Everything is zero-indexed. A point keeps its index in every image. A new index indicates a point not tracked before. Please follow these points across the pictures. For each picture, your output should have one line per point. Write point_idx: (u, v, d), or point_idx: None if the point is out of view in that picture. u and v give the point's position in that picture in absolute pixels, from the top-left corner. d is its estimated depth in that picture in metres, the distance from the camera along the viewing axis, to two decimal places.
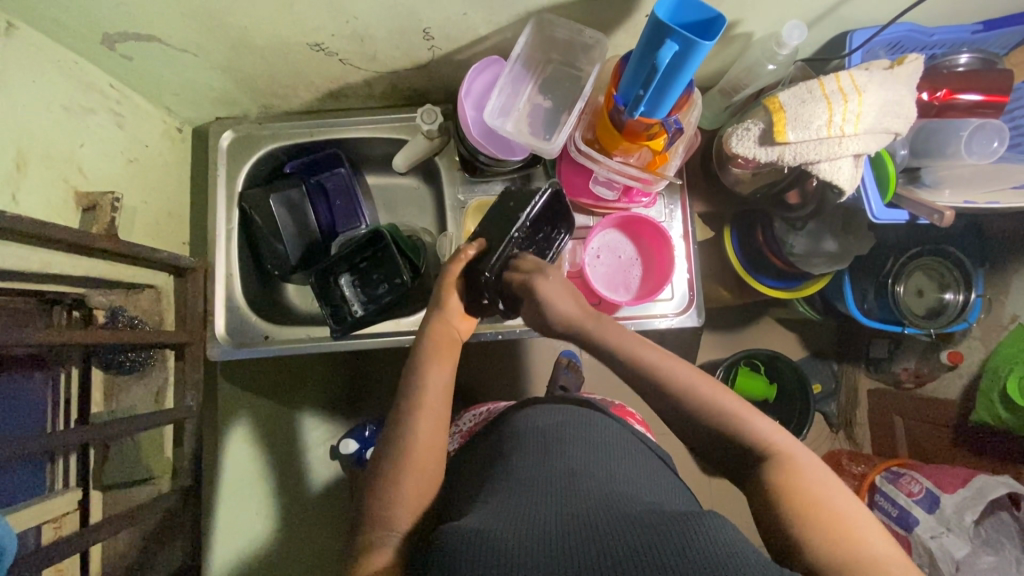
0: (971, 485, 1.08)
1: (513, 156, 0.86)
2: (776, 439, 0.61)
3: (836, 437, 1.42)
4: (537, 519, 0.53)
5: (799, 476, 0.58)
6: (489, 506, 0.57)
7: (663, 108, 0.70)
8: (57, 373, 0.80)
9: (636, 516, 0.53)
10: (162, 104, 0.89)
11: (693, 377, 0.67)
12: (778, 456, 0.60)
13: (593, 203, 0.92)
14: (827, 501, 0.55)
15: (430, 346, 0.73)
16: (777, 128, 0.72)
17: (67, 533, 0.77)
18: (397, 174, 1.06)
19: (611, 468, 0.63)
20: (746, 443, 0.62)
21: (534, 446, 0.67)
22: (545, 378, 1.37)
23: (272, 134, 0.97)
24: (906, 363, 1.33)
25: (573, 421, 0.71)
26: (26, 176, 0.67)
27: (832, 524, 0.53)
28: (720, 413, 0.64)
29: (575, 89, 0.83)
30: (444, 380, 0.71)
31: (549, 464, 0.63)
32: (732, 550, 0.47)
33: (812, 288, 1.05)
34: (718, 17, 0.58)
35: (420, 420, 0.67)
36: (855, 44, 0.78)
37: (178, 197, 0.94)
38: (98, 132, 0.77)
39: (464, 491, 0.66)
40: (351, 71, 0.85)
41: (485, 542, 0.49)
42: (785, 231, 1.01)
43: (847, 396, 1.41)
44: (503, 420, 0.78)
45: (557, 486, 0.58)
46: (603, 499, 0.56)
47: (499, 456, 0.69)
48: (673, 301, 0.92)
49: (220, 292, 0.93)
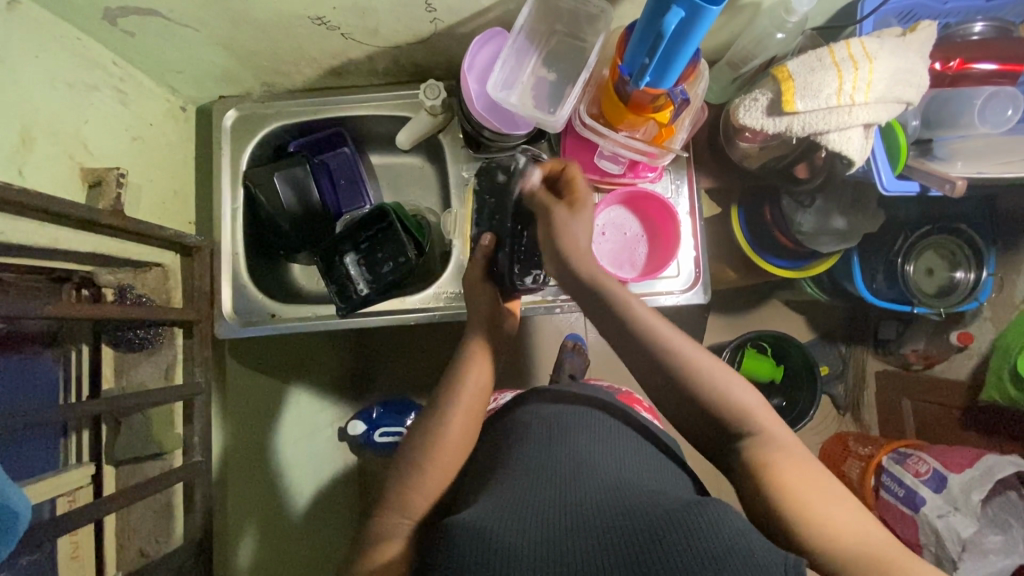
0: (978, 465, 1.07)
1: (517, 130, 0.85)
2: (786, 438, 0.61)
3: (843, 419, 1.43)
4: (543, 510, 0.53)
5: (810, 475, 0.57)
6: (494, 497, 0.57)
7: (669, 78, 0.69)
8: (67, 352, 0.82)
9: (642, 504, 0.53)
10: (165, 81, 0.89)
11: (717, 374, 0.64)
12: (789, 455, 0.60)
13: (598, 177, 0.90)
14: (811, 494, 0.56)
15: (473, 345, 0.76)
16: (786, 97, 0.70)
17: (81, 505, 0.79)
18: (402, 152, 1.06)
19: (618, 457, 0.63)
20: (738, 429, 0.63)
21: (538, 435, 0.67)
22: (550, 360, 1.38)
23: (275, 112, 0.96)
24: (915, 345, 1.33)
25: (584, 410, 0.71)
26: (30, 151, 0.66)
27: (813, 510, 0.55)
28: (734, 409, 0.63)
29: (580, 61, 0.81)
30: (483, 375, 0.74)
31: (553, 454, 0.62)
32: (740, 541, 0.47)
33: (821, 265, 1.05)
34: None
35: (447, 414, 0.70)
36: (867, 10, 0.76)
37: (183, 177, 0.94)
38: (101, 109, 0.77)
39: (476, 475, 0.67)
40: (354, 47, 0.85)
41: (489, 539, 0.49)
42: (794, 207, 0.99)
43: (855, 376, 1.41)
44: (515, 406, 0.78)
45: (563, 475, 0.58)
46: (610, 489, 0.56)
47: (507, 442, 0.69)
48: (678, 279, 0.91)
49: (226, 270, 0.93)
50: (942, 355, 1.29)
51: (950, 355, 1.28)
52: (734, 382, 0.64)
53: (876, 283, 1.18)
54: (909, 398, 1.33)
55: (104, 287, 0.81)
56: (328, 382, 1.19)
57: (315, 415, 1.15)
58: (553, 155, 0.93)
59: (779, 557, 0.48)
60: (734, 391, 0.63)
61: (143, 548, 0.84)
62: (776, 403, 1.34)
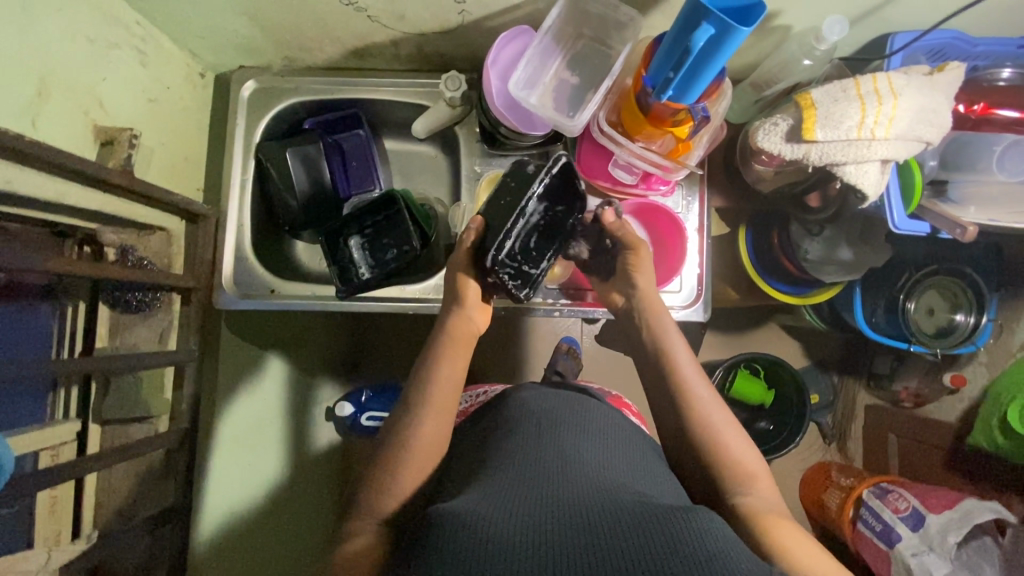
0: (958, 507, 1.07)
1: (533, 130, 0.83)
2: (762, 483, 0.65)
3: (828, 447, 1.42)
4: (532, 505, 0.54)
5: (778, 520, 0.61)
6: (482, 488, 0.57)
7: (692, 94, 0.69)
8: (63, 306, 0.83)
9: (629, 505, 0.53)
10: (186, 47, 0.88)
11: (713, 411, 0.70)
12: (762, 497, 0.64)
13: (610, 186, 0.89)
14: (797, 540, 0.58)
15: (446, 341, 0.76)
16: (806, 125, 0.69)
17: (63, 460, 0.79)
18: (416, 141, 1.06)
19: (604, 458, 0.63)
20: (734, 476, 0.65)
21: (528, 429, 0.66)
22: (543, 362, 1.38)
23: (294, 88, 0.96)
24: (908, 381, 1.32)
25: (573, 411, 0.71)
26: (47, 103, 0.65)
27: (794, 555, 0.56)
28: (719, 446, 0.68)
29: (604, 67, 0.80)
30: (455, 375, 0.73)
31: (542, 449, 0.62)
32: (721, 546, 0.49)
33: (825, 294, 1.04)
34: (758, 5, 0.59)
35: (424, 418, 0.69)
36: (897, 45, 0.77)
37: (195, 143, 0.93)
38: (121, 68, 0.76)
39: (459, 464, 0.67)
40: (379, 30, 0.84)
41: (479, 529, 0.49)
42: (801, 235, 1.00)
43: (844, 408, 1.41)
44: (501, 399, 0.78)
45: (551, 471, 0.58)
46: (597, 488, 0.56)
47: (490, 437, 0.69)
48: (680, 294, 0.91)
49: (230, 240, 0.93)
50: (933, 396, 1.29)
51: (940, 397, 1.30)
52: (729, 422, 0.69)
53: (874, 317, 1.18)
54: (896, 434, 1.34)
55: (106, 245, 0.81)
56: (321, 359, 1.20)
57: (308, 392, 1.16)
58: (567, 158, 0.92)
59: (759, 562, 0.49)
60: (731, 440, 0.68)
61: (121, 509, 0.85)
62: (763, 426, 1.35)
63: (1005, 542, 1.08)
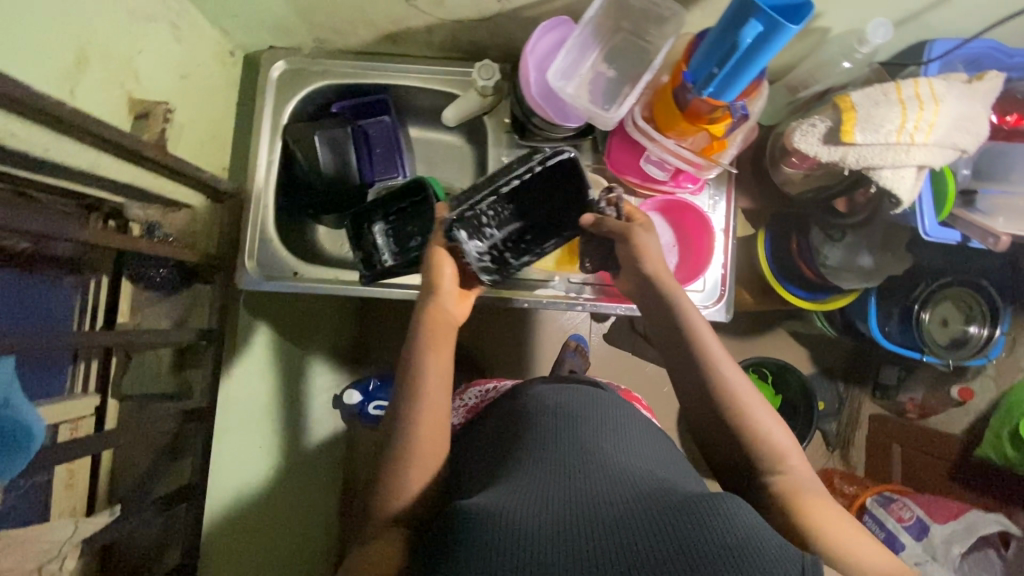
0: (963, 518, 1.09)
1: (567, 122, 0.83)
2: (792, 459, 0.65)
3: (831, 455, 1.43)
4: (557, 497, 0.53)
5: (810, 496, 0.62)
6: (506, 483, 0.57)
7: (733, 92, 0.69)
8: (87, 280, 0.81)
9: (654, 496, 0.53)
10: (219, 24, 0.87)
11: (741, 389, 0.68)
12: (793, 474, 0.64)
13: (640, 181, 0.89)
14: (832, 519, 0.60)
15: (426, 333, 0.72)
16: (845, 127, 0.69)
17: (83, 435, 0.78)
18: (442, 129, 1.05)
19: (624, 450, 0.62)
20: (765, 456, 0.66)
21: (548, 422, 0.66)
22: (551, 358, 1.38)
23: (324, 71, 0.95)
24: (914, 393, 1.34)
25: (589, 404, 0.69)
26: (85, 73, 0.64)
27: (831, 536, 0.58)
28: (749, 424, 0.67)
29: (642, 61, 0.80)
30: (440, 366, 0.70)
31: (562, 442, 0.61)
32: (750, 533, 0.48)
33: (839, 301, 1.03)
34: (807, 4, 0.59)
35: (421, 416, 0.67)
36: (935, 53, 0.77)
37: (222, 122, 0.92)
38: (156, 42, 0.76)
39: (480, 462, 0.66)
40: (416, 16, 0.83)
41: (507, 525, 0.48)
42: (822, 240, 1.01)
43: (849, 417, 1.42)
44: (516, 394, 0.77)
45: (573, 464, 0.58)
46: (619, 479, 0.56)
47: (511, 432, 0.68)
48: (704, 293, 0.91)
49: (255, 221, 0.93)
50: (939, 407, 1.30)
51: (948, 408, 1.29)
52: (757, 400, 0.68)
53: (888, 326, 1.18)
54: (899, 444, 1.34)
55: (131, 221, 0.79)
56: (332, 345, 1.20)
57: (317, 378, 1.15)
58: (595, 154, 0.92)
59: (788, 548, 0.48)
60: (761, 417, 0.67)
61: (140, 483, 0.85)
62: None
63: (1009, 556, 1.08)
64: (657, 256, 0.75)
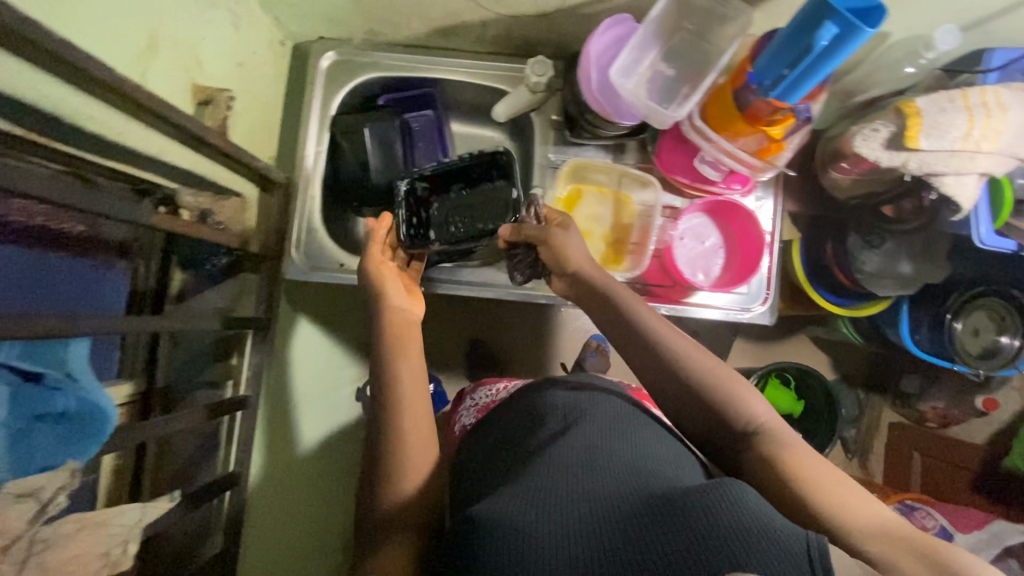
0: (987, 529, 1.11)
1: (624, 120, 0.83)
2: (770, 418, 0.63)
3: (850, 463, 1.41)
4: (560, 499, 0.50)
5: (796, 453, 0.59)
6: (512, 484, 0.54)
7: (799, 94, 0.69)
8: (132, 266, 0.78)
9: (658, 492, 0.50)
10: (273, 13, 0.87)
11: (697, 354, 0.67)
12: (773, 433, 0.61)
13: (691, 181, 0.89)
14: (818, 472, 0.56)
15: (394, 338, 0.73)
16: (910, 133, 0.69)
17: (128, 421, 0.78)
18: (483, 126, 1.05)
19: (629, 444, 0.58)
20: (739, 420, 0.63)
21: (554, 423, 0.62)
22: (571, 356, 1.38)
23: (372, 63, 0.95)
24: (936, 402, 1.33)
25: (594, 399, 0.65)
26: (154, 57, 0.64)
27: (820, 487, 0.55)
28: (710, 385, 0.65)
29: (703, 62, 0.80)
30: (415, 372, 0.70)
31: (565, 438, 0.58)
32: (755, 521, 0.44)
33: (875, 306, 1.03)
34: (880, 6, 0.59)
35: (402, 416, 0.67)
36: (995, 63, 0.75)
37: (270, 111, 0.92)
38: (218, 28, 0.76)
39: (487, 461, 0.63)
40: (472, 9, 0.83)
41: (513, 532, 0.47)
42: (859, 246, 0.98)
43: (868, 424, 1.41)
44: (523, 391, 0.72)
45: (575, 463, 0.54)
46: (624, 478, 0.53)
47: (518, 435, 0.64)
48: (749, 296, 0.91)
49: (301, 212, 0.93)
50: None
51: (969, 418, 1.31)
52: (713, 362, 0.67)
53: (918, 334, 1.18)
54: (919, 452, 1.33)
55: (184, 208, 0.74)
56: None
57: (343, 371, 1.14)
58: (634, 160, 0.93)
59: (796, 529, 0.44)
60: (725, 381, 0.65)
61: (181, 471, 0.84)
62: None
63: None
64: (581, 252, 0.77)
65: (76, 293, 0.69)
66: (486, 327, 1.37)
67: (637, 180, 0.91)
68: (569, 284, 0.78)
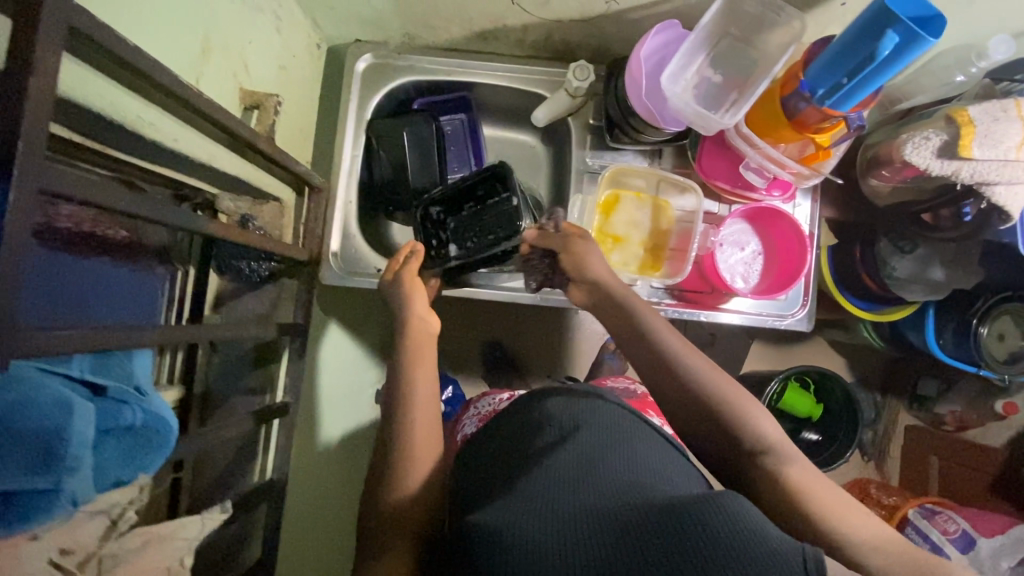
0: (1010, 533, 1.08)
1: (670, 126, 0.83)
2: (779, 438, 0.61)
3: (867, 465, 1.40)
4: (550, 507, 0.46)
5: (801, 474, 0.58)
6: (507, 494, 0.50)
7: (854, 102, 0.68)
8: (174, 270, 0.75)
9: (654, 500, 0.45)
10: (313, 16, 0.86)
11: (708, 370, 0.66)
12: (781, 453, 0.59)
13: (733, 188, 0.88)
14: (826, 494, 0.56)
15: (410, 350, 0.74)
16: (964, 142, 0.69)
17: None
18: (515, 130, 1.05)
19: (628, 452, 0.53)
20: (745, 440, 0.61)
21: (552, 432, 0.57)
22: (586, 360, 1.34)
23: (408, 66, 0.94)
24: (952, 406, 1.33)
25: (594, 408, 0.60)
26: (207, 61, 0.64)
27: (826, 510, 0.54)
28: (719, 402, 0.63)
29: (750, 69, 0.79)
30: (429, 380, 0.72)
31: (563, 448, 0.53)
32: (755, 539, 0.39)
33: (903, 311, 1.02)
34: (939, 16, 0.58)
35: (413, 424, 0.67)
36: None
37: (306, 114, 0.92)
38: (263, 31, 0.75)
39: (484, 472, 0.59)
40: (516, 13, 0.83)
41: (502, 546, 0.43)
42: (890, 252, 0.97)
43: (885, 429, 1.39)
44: (525, 402, 0.67)
45: (570, 471, 0.50)
46: (621, 485, 0.48)
47: (515, 446, 0.59)
48: (785, 303, 0.91)
49: (339, 219, 0.93)
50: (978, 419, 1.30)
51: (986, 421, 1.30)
52: (725, 379, 0.65)
53: (942, 337, 1.15)
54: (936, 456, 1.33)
55: (224, 213, 0.75)
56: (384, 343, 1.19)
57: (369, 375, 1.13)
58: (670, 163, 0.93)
59: (800, 547, 0.40)
60: (735, 399, 0.63)
61: (218, 479, 0.83)
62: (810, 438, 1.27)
63: None
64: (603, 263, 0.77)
65: (104, 299, 0.60)
66: (502, 326, 1.33)
67: (675, 186, 0.91)
68: (588, 293, 0.78)
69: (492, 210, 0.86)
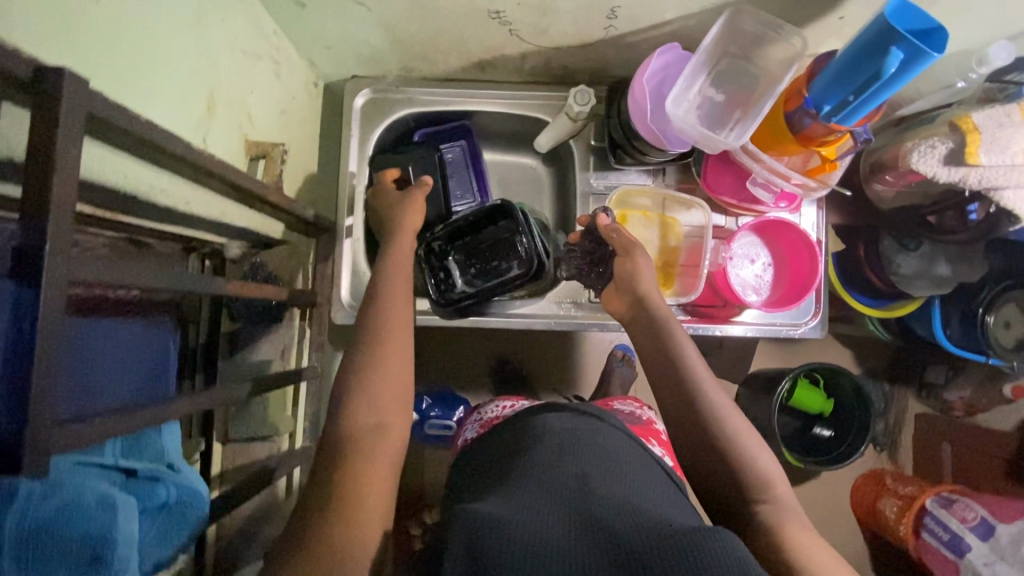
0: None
1: (676, 147, 0.83)
2: (781, 488, 0.61)
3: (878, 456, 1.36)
4: (547, 519, 0.43)
5: (796, 526, 0.58)
6: (507, 498, 0.47)
7: (860, 116, 0.69)
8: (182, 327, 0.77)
9: (653, 525, 0.42)
10: (310, 57, 0.86)
11: (722, 402, 0.65)
12: (779, 501, 0.60)
13: (740, 202, 0.88)
14: (816, 546, 0.56)
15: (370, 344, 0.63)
16: (970, 150, 0.70)
17: None
18: (517, 152, 1.04)
19: (626, 477, 0.51)
20: (747, 483, 0.61)
21: (550, 446, 0.54)
22: (593, 374, 1.32)
23: (407, 98, 0.94)
24: (962, 391, 1.29)
25: (593, 427, 0.57)
26: (213, 118, 0.63)
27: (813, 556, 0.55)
28: (727, 438, 0.63)
29: (752, 86, 0.80)
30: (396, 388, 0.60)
31: (562, 465, 0.51)
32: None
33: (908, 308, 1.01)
34: (939, 29, 0.58)
35: (371, 441, 0.56)
36: None
37: (307, 153, 0.91)
38: (263, 79, 0.74)
39: (471, 494, 0.55)
40: (513, 43, 0.83)
41: (499, 537, 0.40)
42: (894, 249, 0.97)
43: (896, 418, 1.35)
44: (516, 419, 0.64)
45: (566, 490, 0.47)
46: (620, 505, 0.45)
47: (506, 464, 0.55)
48: (800, 311, 0.92)
49: (348, 259, 0.90)
50: (987, 405, 1.29)
51: (995, 406, 1.28)
52: (736, 415, 0.65)
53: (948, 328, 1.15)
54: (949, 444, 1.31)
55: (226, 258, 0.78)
56: None
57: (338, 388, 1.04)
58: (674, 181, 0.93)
59: None
60: (744, 437, 0.63)
61: (244, 528, 0.81)
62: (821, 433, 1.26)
63: None
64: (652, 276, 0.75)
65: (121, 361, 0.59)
66: (509, 346, 1.32)
67: (681, 203, 0.91)
68: (631, 306, 0.75)
69: (501, 244, 0.87)
